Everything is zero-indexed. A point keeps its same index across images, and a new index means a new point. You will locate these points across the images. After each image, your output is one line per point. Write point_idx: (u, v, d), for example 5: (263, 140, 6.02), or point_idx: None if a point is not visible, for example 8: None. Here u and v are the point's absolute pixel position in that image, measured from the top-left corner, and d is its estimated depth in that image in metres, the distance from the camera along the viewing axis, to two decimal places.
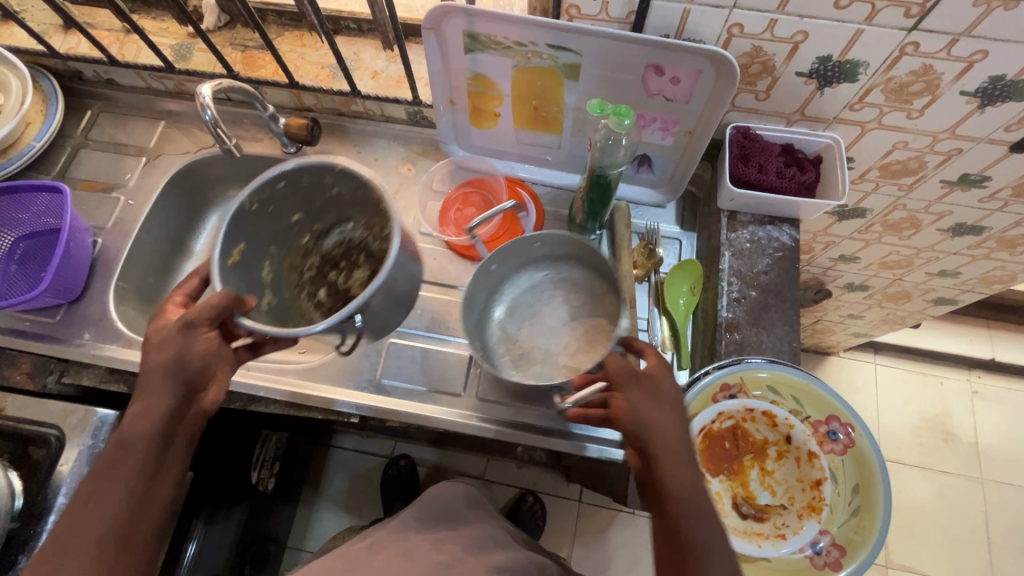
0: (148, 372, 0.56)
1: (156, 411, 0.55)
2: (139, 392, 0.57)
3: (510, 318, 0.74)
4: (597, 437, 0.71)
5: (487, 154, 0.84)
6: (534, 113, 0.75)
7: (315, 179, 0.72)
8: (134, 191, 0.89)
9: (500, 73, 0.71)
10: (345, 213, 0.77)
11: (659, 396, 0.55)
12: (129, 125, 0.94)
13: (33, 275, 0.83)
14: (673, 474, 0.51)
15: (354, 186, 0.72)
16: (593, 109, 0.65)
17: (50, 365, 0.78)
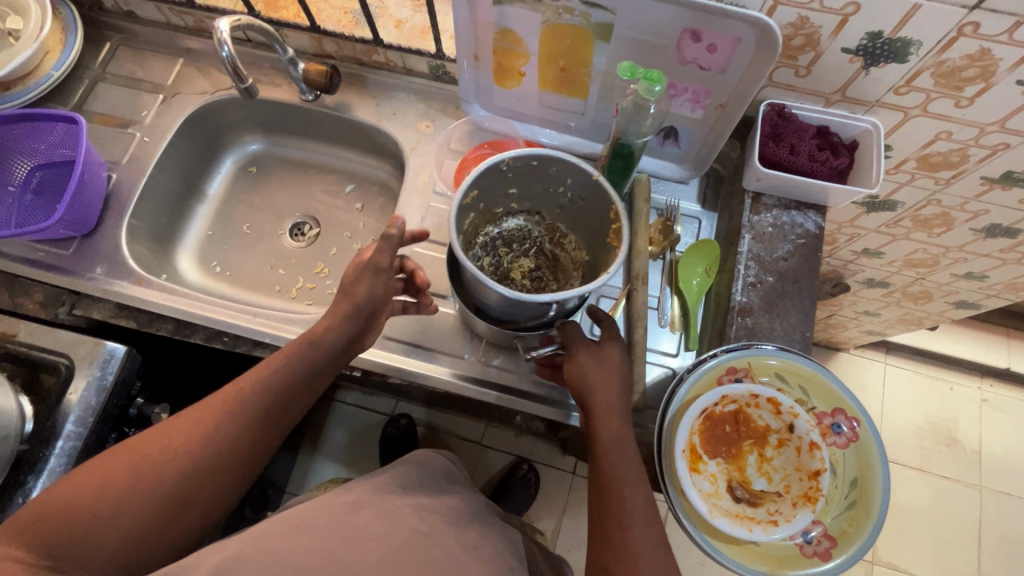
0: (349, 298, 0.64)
1: (340, 334, 0.64)
2: (333, 305, 0.64)
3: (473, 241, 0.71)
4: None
5: (506, 115, 0.82)
6: (561, 75, 0.72)
7: (557, 175, 0.66)
8: (150, 128, 0.87)
9: (528, 29, 0.68)
10: (537, 206, 0.73)
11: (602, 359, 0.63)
12: (148, 60, 0.92)
13: (47, 208, 0.83)
14: (605, 426, 0.60)
15: (581, 198, 0.67)
16: (624, 71, 0.62)
17: (61, 296, 0.78)
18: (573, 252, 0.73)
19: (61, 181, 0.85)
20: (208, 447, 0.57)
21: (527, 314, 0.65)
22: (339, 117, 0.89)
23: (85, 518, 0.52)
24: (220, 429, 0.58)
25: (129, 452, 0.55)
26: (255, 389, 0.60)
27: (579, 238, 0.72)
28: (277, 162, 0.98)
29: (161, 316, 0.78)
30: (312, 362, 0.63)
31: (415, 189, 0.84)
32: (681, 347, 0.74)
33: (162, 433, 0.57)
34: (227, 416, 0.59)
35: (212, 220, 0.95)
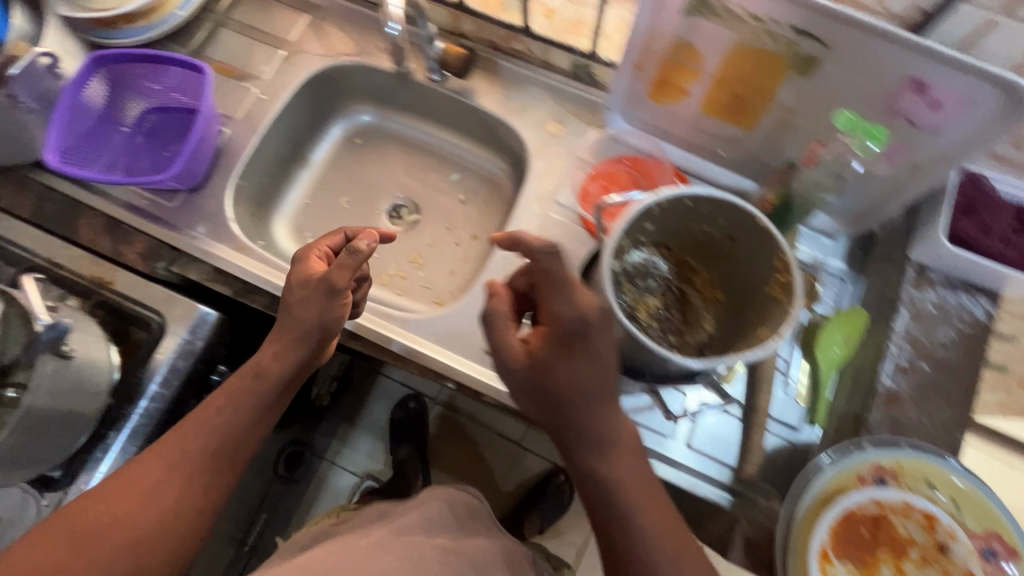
0: (297, 323, 0.62)
1: (290, 361, 0.63)
2: (284, 338, 0.62)
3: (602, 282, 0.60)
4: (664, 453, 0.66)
5: (650, 132, 0.75)
6: (732, 102, 0.65)
7: (707, 212, 0.59)
8: (268, 85, 0.83)
9: (714, 47, 0.60)
10: (665, 237, 0.64)
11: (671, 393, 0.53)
12: (272, 10, 0.87)
13: (153, 156, 0.80)
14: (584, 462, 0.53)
15: (730, 236, 0.60)
16: (841, 121, 0.58)
17: (162, 251, 0.75)
18: (703, 291, 0.66)
19: (172, 130, 0.81)
20: (166, 500, 0.57)
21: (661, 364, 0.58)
22: (462, 102, 0.83)
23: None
24: (179, 477, 0.58)
25: (83, 524, 0.54)
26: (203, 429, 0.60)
27: (714, 277, 0.65)
28: (384, 136, 0.93)
29: (258, 288, 0.74)
30: (262, 395, 0.63)
31: (535, 196, 0.77)
32: (804, 420, 0.67)
33: (113, 497, 0.56)
34: (177, 465, 0.58)
35: (311, 189, 0.91)
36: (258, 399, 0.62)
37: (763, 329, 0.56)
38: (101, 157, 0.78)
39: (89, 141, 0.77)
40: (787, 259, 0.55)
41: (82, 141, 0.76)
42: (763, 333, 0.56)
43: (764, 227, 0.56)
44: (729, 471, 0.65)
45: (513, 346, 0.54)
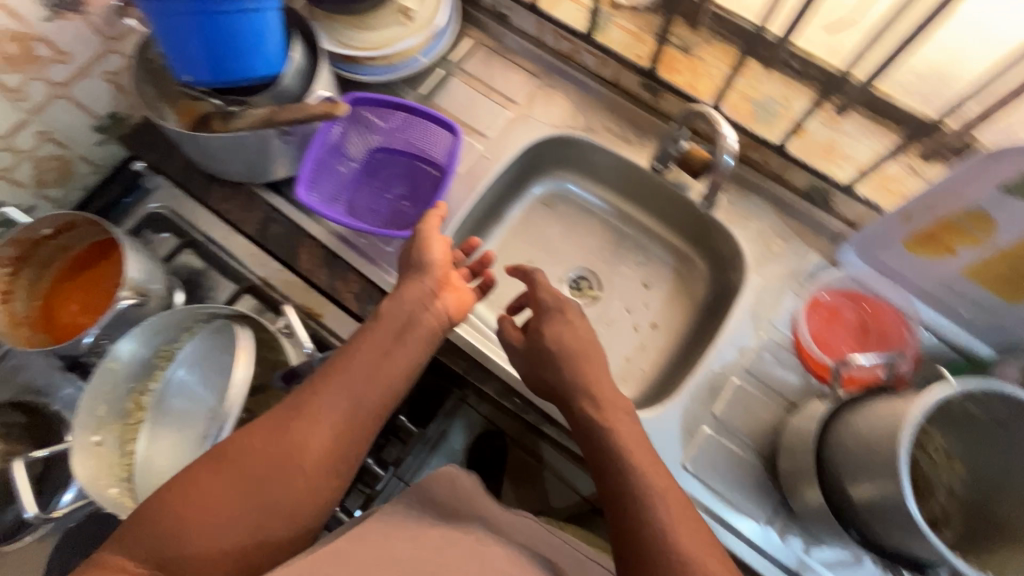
0: (411, 266, 0.65)
1: (416, 301, 0.62)
2: (407, 293, 0.62)
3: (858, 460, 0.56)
4: (732, 527, 0.66)
5: (885, 273, 0.73)
6: (1008, 277, 0.62)
7: (990, 400, 0.54)
8: (492, 144, 0.84)
9: (1016, 225, 0.57)
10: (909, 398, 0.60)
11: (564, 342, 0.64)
12: (503, 70, 0.88)
13: (373, 199, 0.84)
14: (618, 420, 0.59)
15: (1002, 424, 0.55)
16: None
17: (375, 293, 0.76)
18: (936, 458, 0.62)
19: (394, 177, 0.85)
20: (300, 453, 0.51)
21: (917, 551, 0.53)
22: (679, 196, 0.82)
23: (179, 550, 0.46)
24: (311, 429, 0.52)
25: (211, 476, 0.49)
26: (338, 380, 0.55)
27: (954, 446, 0.60)
28: (578, 206, 0.93)
29: (461, 350, 0.74)
30: (392, 333, 0.60)
31: (749, 311, 0.75)
32: None
33: (247, 447, 0.51)
34: (312, 418, 0.53)
35: (500, 246, 0.91)
36: (390, 337, 0.59)
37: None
38: (329, 191, 0.81)
39: (323, 176, 0.80)
40: None
41: (319, 175, 0.80)
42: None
43: None
44: None
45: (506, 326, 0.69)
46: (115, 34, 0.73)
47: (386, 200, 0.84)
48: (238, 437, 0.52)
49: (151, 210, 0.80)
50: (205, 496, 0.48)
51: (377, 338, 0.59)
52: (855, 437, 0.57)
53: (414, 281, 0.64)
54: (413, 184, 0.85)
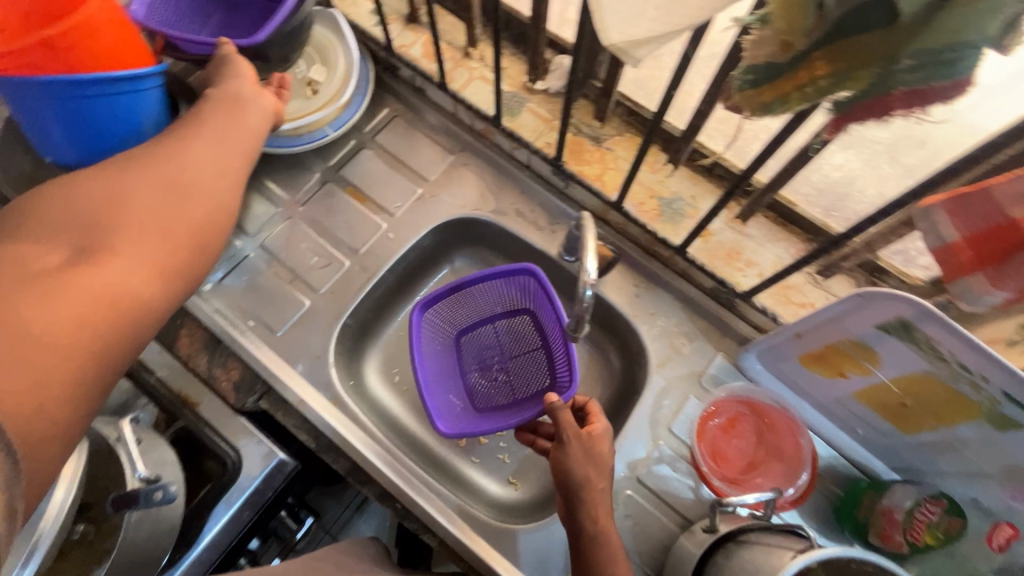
0: (226, 105, 0.60)
1: (247, 126, 0.62)
2: (217, 94, 0.61)
3: None
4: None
5: (788, 384, 0.71)
6: (895, 406, 0.60)
7: None
8: (398, 223, 0.81)
9: (899, 363, 0.55)
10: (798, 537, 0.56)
11: (595, 457, 0.60)
12: (417, 143, 0.85)
13: (482, 364, 0.80)
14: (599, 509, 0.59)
15: None
16: None
17: (255, 384, 0.71)
18: None
19: (528, 379, 0.78)
20: (192, 210, 0.54)
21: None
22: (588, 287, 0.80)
23: (94, 235, 0.48)
24: (196, 160, 0.56)
25: (88, 202, 0.50)
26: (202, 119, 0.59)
27: None
28: None
29: (343, 450, 0.70)
30: (231, 141, 0.60)
31: (649, 416, 0.73)
32: None
33: (150, 171, 0.53)
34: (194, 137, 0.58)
35: None
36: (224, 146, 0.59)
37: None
38: (449, 312, 0.78)
39: (450, 305, 0.77)
40: None
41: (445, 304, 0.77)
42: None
43: None
44: None
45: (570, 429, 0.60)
46: None
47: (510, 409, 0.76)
48: (118, 160, 0.54)
49: None
50: (92, 203, 0.49)
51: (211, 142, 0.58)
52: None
53: (200, 120, 0.59)
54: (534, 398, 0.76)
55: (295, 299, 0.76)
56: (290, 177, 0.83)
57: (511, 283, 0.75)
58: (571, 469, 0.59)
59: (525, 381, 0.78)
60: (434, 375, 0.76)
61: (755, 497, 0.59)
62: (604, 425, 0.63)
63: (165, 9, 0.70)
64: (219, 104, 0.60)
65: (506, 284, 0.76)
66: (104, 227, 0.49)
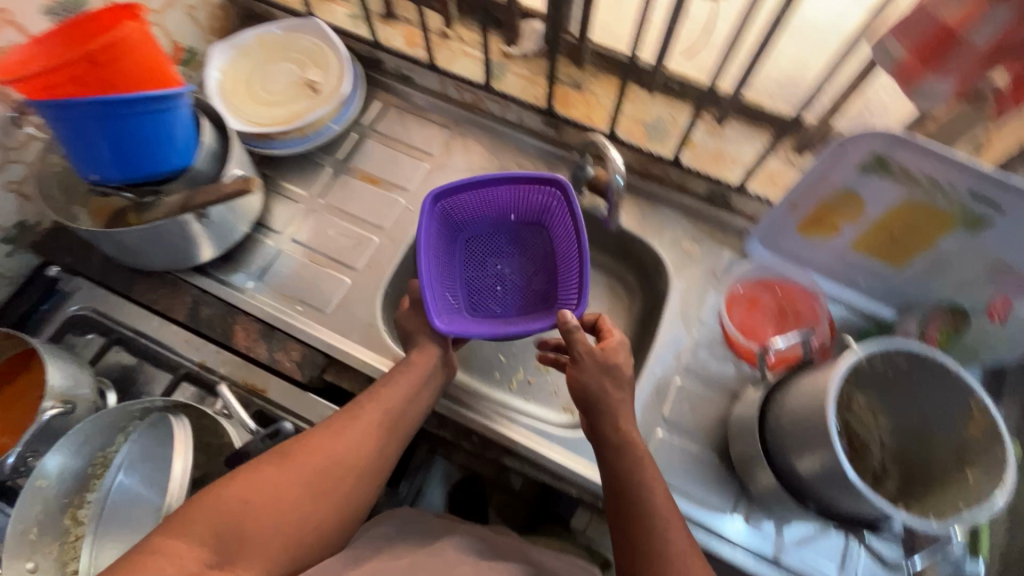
0: (395, 379, 0.68)
1: (395, 404, 0.66)
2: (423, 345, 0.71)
3: (795, 439, 0.61)
4: (720, 531, 0.69)
5: (793, 260, 0.79)
6: (887, 244, 0.69)
7: (889, 359, 0.60)
8: (414, 195, 0.87)
9: (881, 199, 0.65)
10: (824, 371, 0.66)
11: (610, 367, 0.66)
12: (414, 126, 0.93)
13: (483, 269, 0.85)
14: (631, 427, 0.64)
15: (905, 378, 0.61)
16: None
17: (317, 358, 0.75)
18: (864, 417, 0.67)
19: (524, 292, 0.84)
20: (311, 513, 0.57)
21: (859, 514, 0.59)
22: (597, 218, 0.87)
23: (248, 530, 0.53)
24: (343, 443, 0.61)
25: (248, 480, 0.55)
26: (354, 414, 0.64)
27: (875, 404, 0.66)
28: None
29: None
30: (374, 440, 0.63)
31: (678, 315, 0.80)
32: None
33: (298, 459, 0.58)
34: (354, 420, 0.63)
35: None
36: (374, 447, 0.63)
37: (972, 474, 0.56)
38: (458, 211, 0.81)
39: (467, 204, 0.81)
40: (983, 402, 0.55)
41: (463, 200, 0.80)
42: (974, 476, 0.56)
43: (954, 374, 0.57)
44: None
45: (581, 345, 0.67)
46: (12, 143, 0.72)
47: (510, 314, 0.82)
48: (291, 445, 0.60)
49: (72, 313, 0.77)
50: (269, 493, 0.55)
51: (368, 428, 0.63)
52: (788, 423, 0.62)
53: (400, 368, 0.69)
54: (526, 311, 0.82)
55: (336, 278, 0.81)
56: (305, 176, 0.89)
57: (534, 198, 0.81)
58: (585, 380, 0.66)
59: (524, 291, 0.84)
60: (438, 268, 0.79)
61: (788, 338, 0.68)
62: (619, 338, 0.69)
63: (471, 200, 0.80)
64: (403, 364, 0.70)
65: (524, 195, 0.81)
66: (249, 533, 0.53)
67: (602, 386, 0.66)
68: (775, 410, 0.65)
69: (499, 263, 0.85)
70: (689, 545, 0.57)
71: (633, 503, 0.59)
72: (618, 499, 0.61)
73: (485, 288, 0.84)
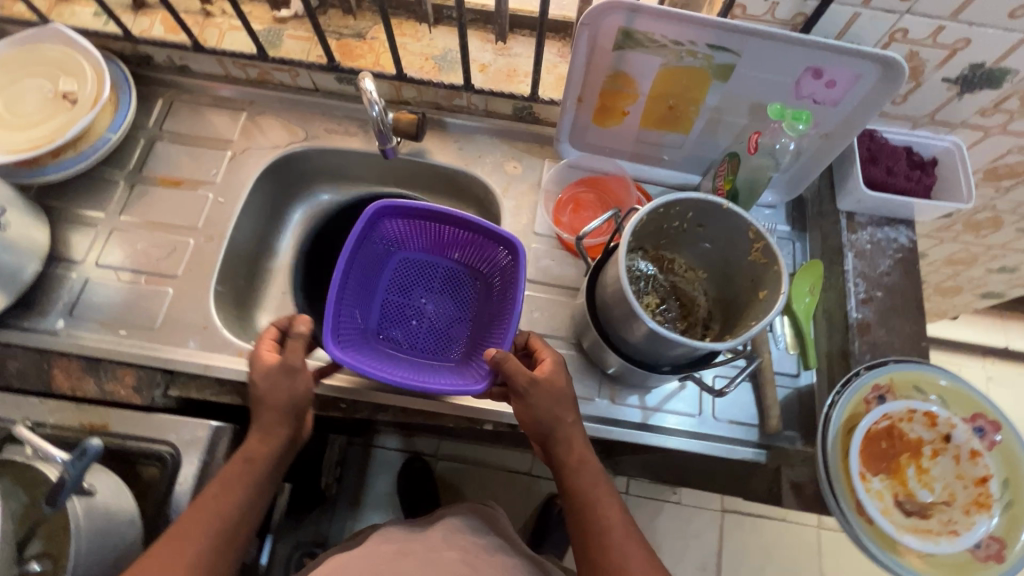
0: (244, 466, 0.63)
1: (243, 496, 0.62)
2: (278, 390, 0.65)
3: (615, 310, 0.65)
4: (588, 414, 0.73)
5: (602, 153, 0.83)
6: (667, 113, 0.74)
7: (680, 211, 0.64)
8: (223, 187, 0.83)
9: (645, 70, 0.69)
10: (641, 242, 0.71)
11: (556, 394, 0.65)
12: (208, 116, 0.87)
13: (404, 298, 0.81)
14: (568, 447, 0.65)
15: (700, 226, 0.66)
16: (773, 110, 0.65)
17: (156, 376, 0.72)
18: (685, 274, 0.73)
19: (434, 337, 0.79)
20: None
21: (688, 354, 0.64)
22: (417, 163, 0.87)
23: None
24: (177, 563, 0.56)
25: None
26: (190, 524, 0.59)
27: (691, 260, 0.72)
28: (344, 212, 0.94)
29: None
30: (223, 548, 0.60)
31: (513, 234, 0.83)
32: (800, 368, 0.76)
33: None
34: (192, 533, 0.58)
35: (286, 279, 0.90)
36: (225, 550, 0.60)
37: (764, 292, 0.61)
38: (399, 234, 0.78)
39: (414, 230, 0.78)
40: (756, 229, 0.60)
41: (409, 225, 0.78)
42: (764, 293, 0.61)
43: (729, 211, 0.62)
44: (754, 429, 0.73)
45: (530, 382, 0.64)
46: None
47: (405, 350, 0.77)
48: None
49: None
50: None
51: (212, 534, 0.59)
52: (610, 297, 0.64)
53: (247, 451, 0.64)
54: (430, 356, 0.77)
55: (158, 290, 0.77)
56: (98, 196, 0.82)
57: (479, 249, 0.77)
58: (541, 417, 0.64)
59: (428, 334, 0.79)
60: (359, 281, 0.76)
61: (601, 219, 0.67)
62: (555, 360, 0.67)
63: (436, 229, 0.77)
64: (244, 452, 0.64)
65: (471, 239, 0.77)
66: None
67: (556, 414, 0.65)
68: (599, 284, 0.67)
69: (424, 299, 0.81)
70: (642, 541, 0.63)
71: (594, 516, 0.63)
72: (577, 512, 0.64)
73: (401, 317, 0.80)
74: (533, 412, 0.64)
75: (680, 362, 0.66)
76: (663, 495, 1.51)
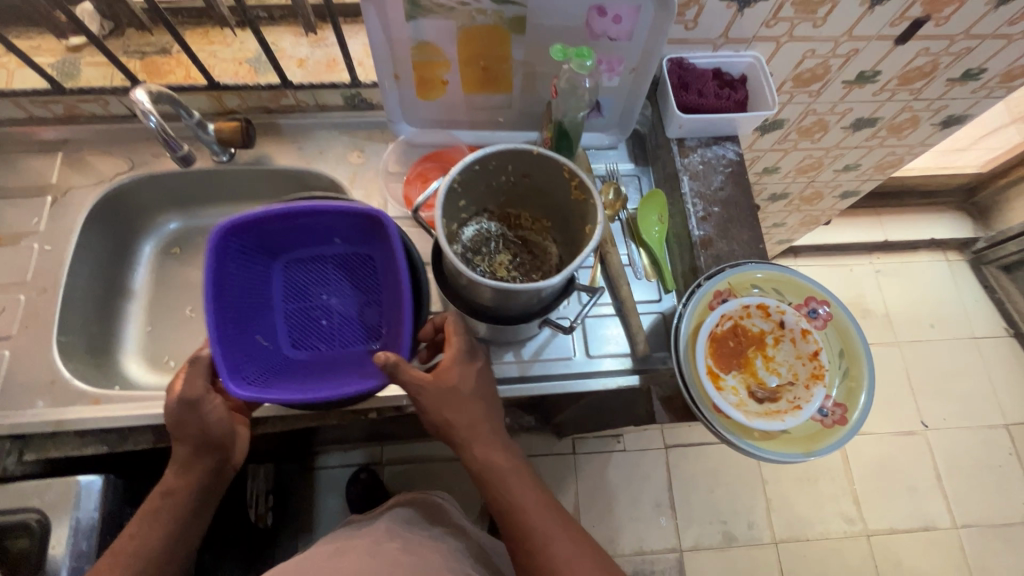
0: (158, 508, 0.63)
1: (157, 539, 0.62)
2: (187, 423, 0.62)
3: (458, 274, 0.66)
4: None
5: (440, 126, 0.83)
6: (484, 75, 0.75)
7: (500, 166, 0.66)
8: (49, 234, 0.78)
9: (445, 36, 0.70)
10: (482, 205, 0.73)
11: (456, 390, 0.65)
12: (19, 164, 0.82)
13: (305, 302, 0.77)
14: (479, 442, 0.65)
15: (526, 176, 0.68)
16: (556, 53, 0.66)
17: (6, 445, 0.68)
18: (533, 226, 0.75)
19: (348, 327, 0.76)
20: None
21: (536, 299, 0.66)
22: (260, 170, 0.84)
23: None
24: None
25: None
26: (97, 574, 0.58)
27: (534, 212, 0.74)
28: (199, 235, 0.91)
29: (135, 429, 0.69)
30: None
31: None
32: (662, 292, 0.81)
33: None
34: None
35: (148, 315, 0.86)
36: None
37: (589, 225, 0.64)
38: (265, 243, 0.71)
39: (278, 233, 0.71)
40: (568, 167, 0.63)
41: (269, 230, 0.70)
42: (590, 226, 0.64)
43: (541, 156, 0.64)
44: (628, 358, 0.76)
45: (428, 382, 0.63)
46: None
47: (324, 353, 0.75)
48: None
49: None
50: None
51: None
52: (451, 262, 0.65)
53: (164, 493, 0.64)
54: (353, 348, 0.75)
55: None
56: None
57: (354, 228, 0.71)
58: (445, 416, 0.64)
59: (340, 329, 0.76)
60: (244, 307, 0.70)
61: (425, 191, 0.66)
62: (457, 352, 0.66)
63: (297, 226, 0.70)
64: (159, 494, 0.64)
65: (338, 220, 0.70)
66: None
67: (461, 410, 0.65)
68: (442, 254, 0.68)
69: (323, 293, 0.77)
70: (559, 523, 0.64)
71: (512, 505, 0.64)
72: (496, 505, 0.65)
73: (308, 320, 0.76)
74: (437, 412, 0.64)
75: (535, 309, 0.68)
76: (608, 446, 1.56)
